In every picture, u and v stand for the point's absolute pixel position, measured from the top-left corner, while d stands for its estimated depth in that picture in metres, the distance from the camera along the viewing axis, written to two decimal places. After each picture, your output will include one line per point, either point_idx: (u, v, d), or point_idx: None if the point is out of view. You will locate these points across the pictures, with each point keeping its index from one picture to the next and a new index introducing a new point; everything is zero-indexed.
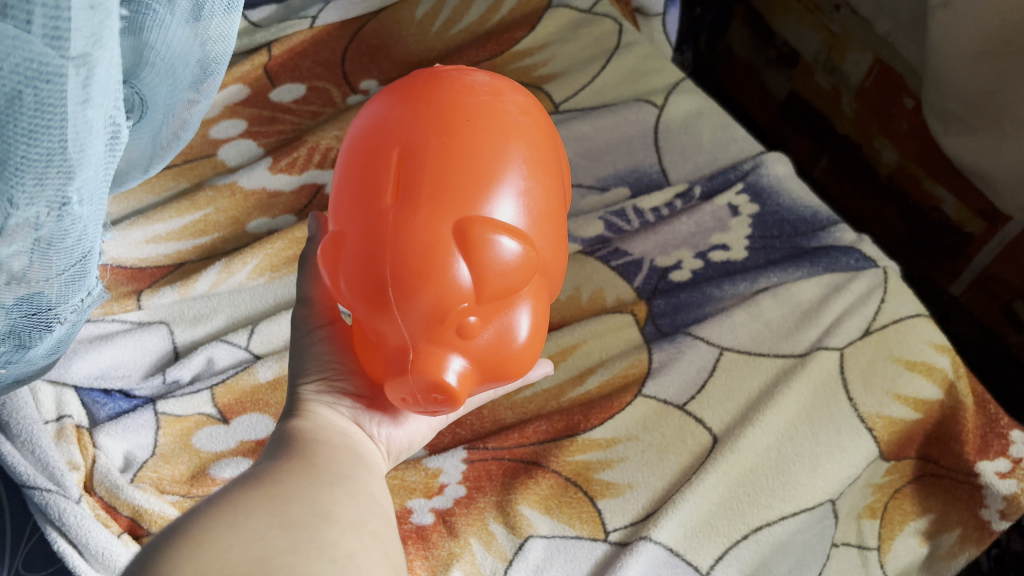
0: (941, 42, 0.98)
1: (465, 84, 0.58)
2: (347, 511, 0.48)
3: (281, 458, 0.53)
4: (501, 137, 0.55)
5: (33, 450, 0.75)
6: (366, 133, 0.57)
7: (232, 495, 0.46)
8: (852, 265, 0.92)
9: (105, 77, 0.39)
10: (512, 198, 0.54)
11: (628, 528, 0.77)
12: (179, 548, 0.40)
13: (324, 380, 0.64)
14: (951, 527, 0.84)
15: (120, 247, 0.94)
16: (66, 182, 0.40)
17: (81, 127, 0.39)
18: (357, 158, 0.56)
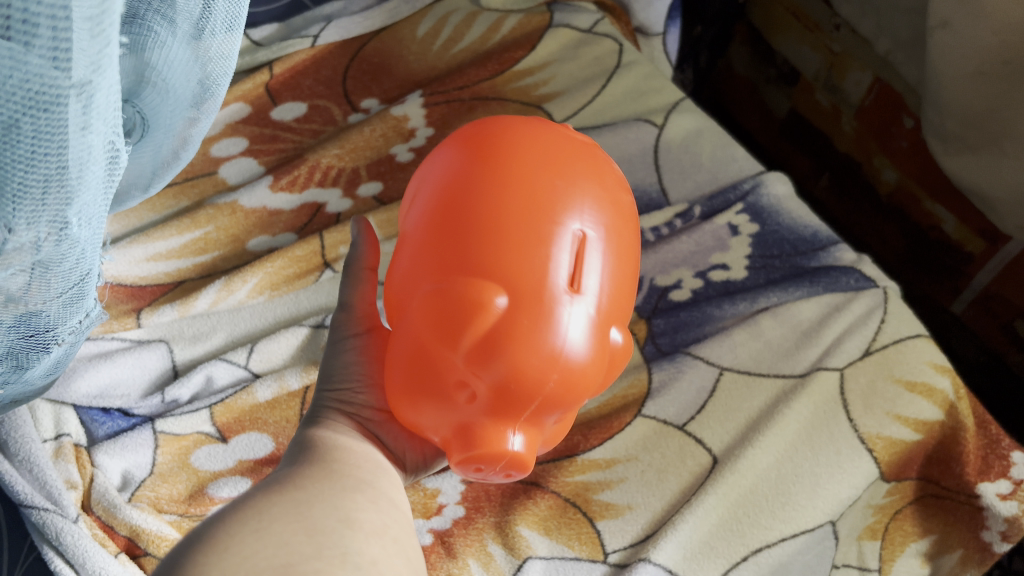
0: (940, 62, 0.98)
1: (605, 169, 0.60)
2: (373, 517, 0.48)
3: (302, 462, 0.53)
4: (627, 240, 0.58)
5: (31, 468, 0.75)
6: (495, 179, 0.55)
7: (257, 499, 0.46)
8: (852, 285, 0.92)
9: (105, 104, 0.39)
10: (624, 301, 0.57)
11: (628, 550, 0.77)
12: (204, 554, 0.41)
13: (347, 393, 0.65)
14: (953, 548, 0.83)
15: (120, 265, 0.94)
16: (64, 207, 0.40)
17: (80, 154, 0.39)
18: (489, 202, 0.54)
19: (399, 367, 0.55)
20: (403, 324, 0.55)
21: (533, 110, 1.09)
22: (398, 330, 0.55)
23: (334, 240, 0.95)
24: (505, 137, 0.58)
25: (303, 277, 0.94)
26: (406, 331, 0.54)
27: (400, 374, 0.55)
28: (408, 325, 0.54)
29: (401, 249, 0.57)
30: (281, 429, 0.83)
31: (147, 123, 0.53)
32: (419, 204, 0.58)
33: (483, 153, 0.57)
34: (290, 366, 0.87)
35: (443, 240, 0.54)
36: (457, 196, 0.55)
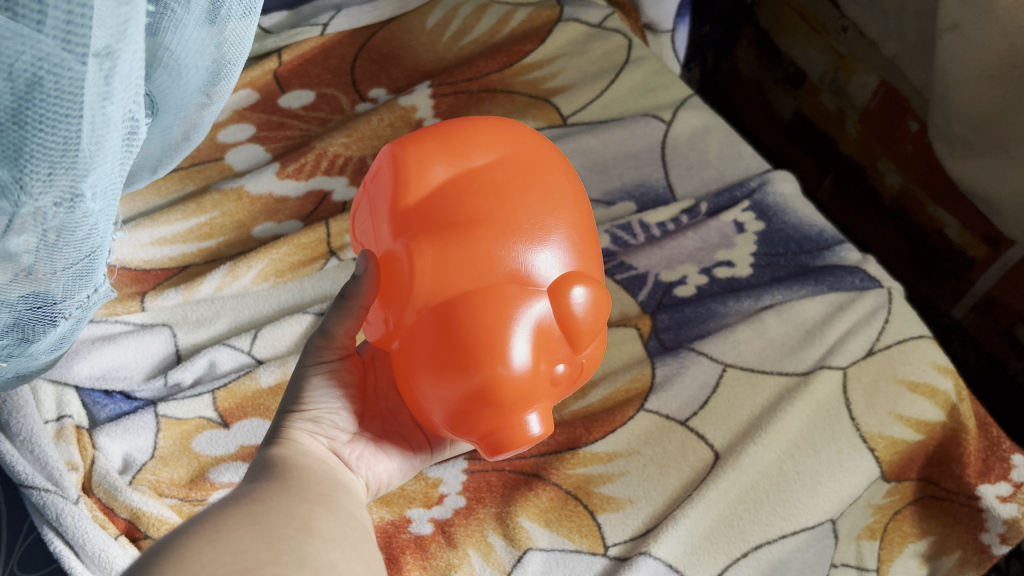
0: (949, 65, 0.98)
1: None
2: (335, 529, 0.48)
3: (258, 480, 0.53)
4: None
5: (32, 449, 0.75)
6: (578, 194, 0.60)
7: (216, 513, 0.46)
8: (857, 285, 0.92)
9: (126, 67, 0.40)
10: None
11: (628, 543, 0.77)
12: (163, 564, 0.41)
13: (313, 413, 0.64)
14: (951, 549, 0.83)
15: (125, 248, 0.94)
16: (80, 175, 0.41)
17: (96, 118, 0.39)
18: (582, 214, 0.59)
19: (498, 336, 0.52)
20: (511, 297, 0.53)
21: (542, 105, 1.09)
22: (493, 300, 0.52)
23: (340, 228, 0.95)
24: (549, 147, 0.61)
25: (308, 264, 0.94)
26: (515, 303, 0.53)
27: (496, 343, 0.52)
28: (520, 301, 0.53)
29: (478, 219, 0.54)
30: None
31: (157, 103, 0.53)
32: (497, 182, 0.56)
33: (557, 158, 0.61)
34: (293, 353, 0.86)
35: (554, 233, 0.56)
36: (553, 191, 0.57)
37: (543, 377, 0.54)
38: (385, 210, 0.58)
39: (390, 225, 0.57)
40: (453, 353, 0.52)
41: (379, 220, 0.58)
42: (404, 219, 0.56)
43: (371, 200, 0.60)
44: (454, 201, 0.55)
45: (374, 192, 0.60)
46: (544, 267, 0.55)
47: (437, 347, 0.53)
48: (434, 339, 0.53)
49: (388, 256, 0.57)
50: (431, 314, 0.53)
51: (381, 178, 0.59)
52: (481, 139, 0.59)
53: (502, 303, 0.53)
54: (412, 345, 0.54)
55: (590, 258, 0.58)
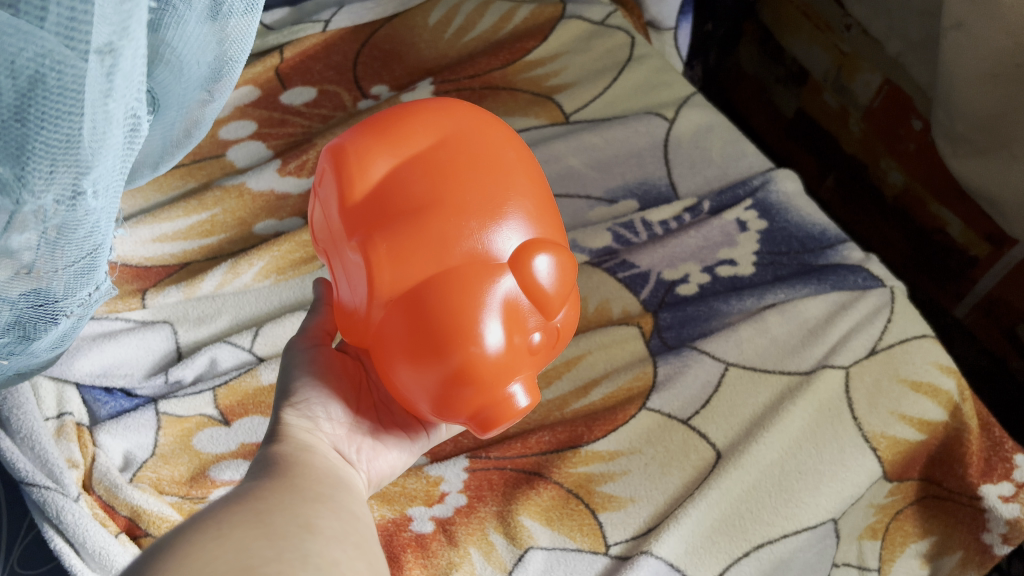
0: (953, 63, 0.98)
1: None
2: (335, 529, 0.48)
3: (262, 476, 0.52)
4: None
5: (33, 446, 0.75)
6: (529, 160, 0.59)
7: (218, 511, 0.46)
8: (860, 284, 0.91)
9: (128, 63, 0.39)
10: None
11: (629, 542, 0.77)
12: (165, 560, 0.40)
13: (306, 408, 0.63)
14: (953, 550, 0.84)
15: (126, 245, 0.93)
16: (82, 174, 0.40)
17: (97, 116, 0.39)
18: (537, 178, 0.59)
19: (467, 318, 0.52)
20: (474, 278, 0.53)
21: (544, 103, 1.09)
22: (458, 285, 0.52)
23: None
24: (488, 117, 0.60)
25: (309, 262, 0.93)
26: (480, 284, 0.53)
27: (466, 327, 0.52)
28: (484, 280, 0.53)
29: (428, 205, 0.54)
30: None
31: (158, 100, 0.53)
32: (441, 165, 0.55)
33: (499, 127, 0.60)
34: None
35: (508, 209, 0.55)
36: (501, 163, 0.57)
37: (520, 349, 0.54)
38: (335, 215, 0.57)
39: (342, 231, 0.56)
40: (423, 344, 0.52)
41: (331, 224, 0.57)
42: (353, 216, 0.55)
43: (321, 204, 0.59)
44: (403, 189, 0.54)
45: (323, 198, 0.58)
46: (503, 245, 0.55)
47: (406, 340, 0.53)
48: (403, 333, 0.53)
49: (347, 260, 0.56)
50: (396, 303, 0.53)
51: (328, 183, 0.58)
52: (418, 121, 0.57)
53: (467, 285, 0.52)
54: (382, 338, 0.54)
55: (549, 224, 0.58)
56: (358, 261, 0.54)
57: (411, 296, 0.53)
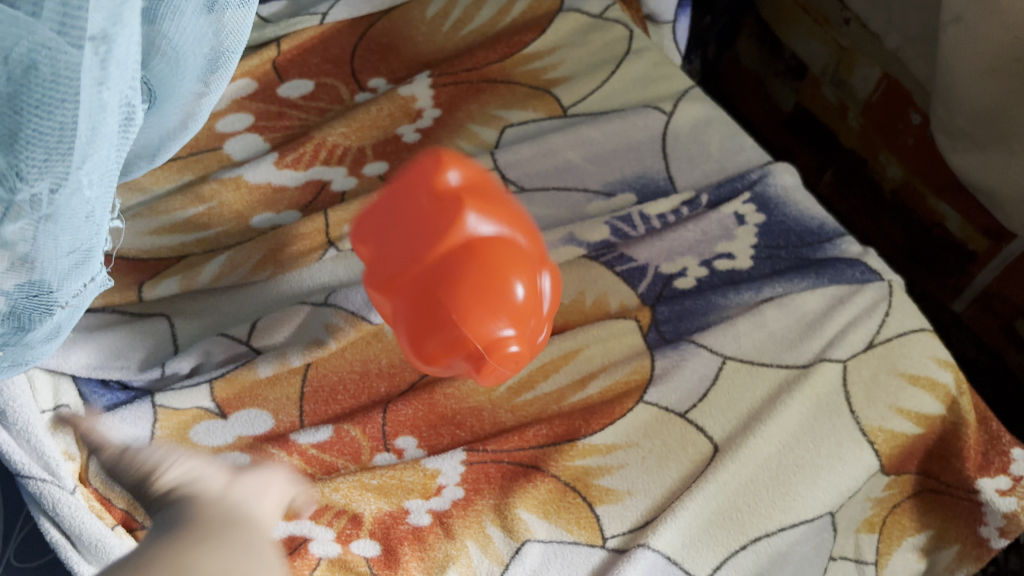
0: (952, 57, 0.98)
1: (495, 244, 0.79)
2: (223, 569, 0.36)
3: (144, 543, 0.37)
4: None
5: (28, 439, 0.74)
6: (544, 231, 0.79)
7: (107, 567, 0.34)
8: (857, 278, 0.91)
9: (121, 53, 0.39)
10: None
11: (626, 536, 0.77)
12: None
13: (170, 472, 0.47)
14: (949, 543, 0.85)
15: (123, 238, 0.93)
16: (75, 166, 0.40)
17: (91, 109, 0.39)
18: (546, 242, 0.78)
19: (502, 279, 0.67)
20: (514, 251, 0.69)
21: (542, 96, 1.08)
22: (502, 253, 0.68)
23: (339, 218, 0.94)
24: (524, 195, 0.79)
25: (307, 255, 0.92)
26: (517, 257, 0.69)
27: (501, 283, 0.67)
28: (522, 257, 0.69)
29: (507, 214, 0.71)
30: (282, 406, 0.83)
31: (153, 92, 0.52)
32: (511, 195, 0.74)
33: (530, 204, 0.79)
34: (291, 345, 0.86)
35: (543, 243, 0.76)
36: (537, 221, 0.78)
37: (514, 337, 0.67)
38: (411, 197, 0.69)
39: (422, 206, 0.68)
40: (477, 292, 0.66)
41: (412, 203, 0.69)
42: (450, 197, 0.69)
43: (388, 201, 0.70)
44: (490, 199, 0.70)
45: (393, 191, 0.70)
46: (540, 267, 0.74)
47: (466, 289, 0.66)
48: (460, 281, 0.66)
49: (416, 232, 0.68)
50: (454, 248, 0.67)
51: (410, 184, 0.69)
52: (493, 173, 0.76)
53: (509, 254, 0.68)
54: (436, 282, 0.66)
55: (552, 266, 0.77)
56: (442, 230, 0.67)
57: (478, 255, 0.67)
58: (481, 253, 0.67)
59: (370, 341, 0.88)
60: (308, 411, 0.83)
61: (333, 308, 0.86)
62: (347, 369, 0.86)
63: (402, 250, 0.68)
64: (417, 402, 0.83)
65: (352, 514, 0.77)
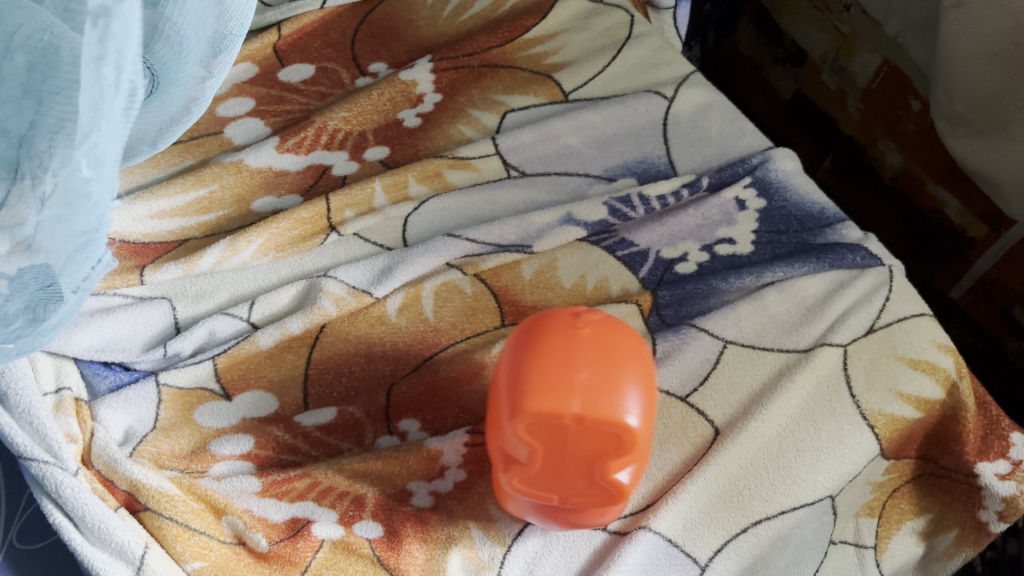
0: (952, 43, 0.98)
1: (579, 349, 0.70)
2: None
3: None
4: None
5: (31, 421, 0.75)
6: None
7: None
8: (858, 262, 0.91)
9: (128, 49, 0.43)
10: None
11: (627, 519, 0.78)
12: None
13: None
14: (949, 528, 0.86)
15: (124, 221, 0.93)
16: (80, 154, 0.44)
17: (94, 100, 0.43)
18: None
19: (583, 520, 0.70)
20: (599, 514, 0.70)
21: (543, 81, 1.08)
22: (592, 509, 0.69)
23: (341, 203, 0.95)
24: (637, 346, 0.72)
25: (308, 240, 0.93)
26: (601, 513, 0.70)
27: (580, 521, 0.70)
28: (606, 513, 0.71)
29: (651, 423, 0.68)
30: (285, 387, 0.84)
31: (156, 75, 0.52)
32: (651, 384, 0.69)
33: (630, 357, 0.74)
34: (291, 315, 0.87)
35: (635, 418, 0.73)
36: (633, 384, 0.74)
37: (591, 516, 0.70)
38: (583, 458, 0.64)
39: (615, 444, 0.63)
40: (584, 520, 0.71)
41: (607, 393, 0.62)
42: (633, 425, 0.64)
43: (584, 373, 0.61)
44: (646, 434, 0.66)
45: (578, 424, 0.61)
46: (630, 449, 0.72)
47: (598, 508, 0.69)
48: (578, 516, 0.70)
49: (578, 492, 0.66)
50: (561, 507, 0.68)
51: (593, 385, 0.61)
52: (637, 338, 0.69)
53: (598, 510, 0.70)
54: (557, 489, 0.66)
55: None
56: (602, 475, 0.64)
57: (584, 520, 0.71)
58: (603, 518, 0.71)
59: (372, 323, 0.87)
60: (313, 393, 0.84)
61: (333, 281, 0.88)
62: (350, 351, 0.86)
63: (528, 510, 0.70)
64: (417, 382, 0.84)
65: (355, 495, 0.77)
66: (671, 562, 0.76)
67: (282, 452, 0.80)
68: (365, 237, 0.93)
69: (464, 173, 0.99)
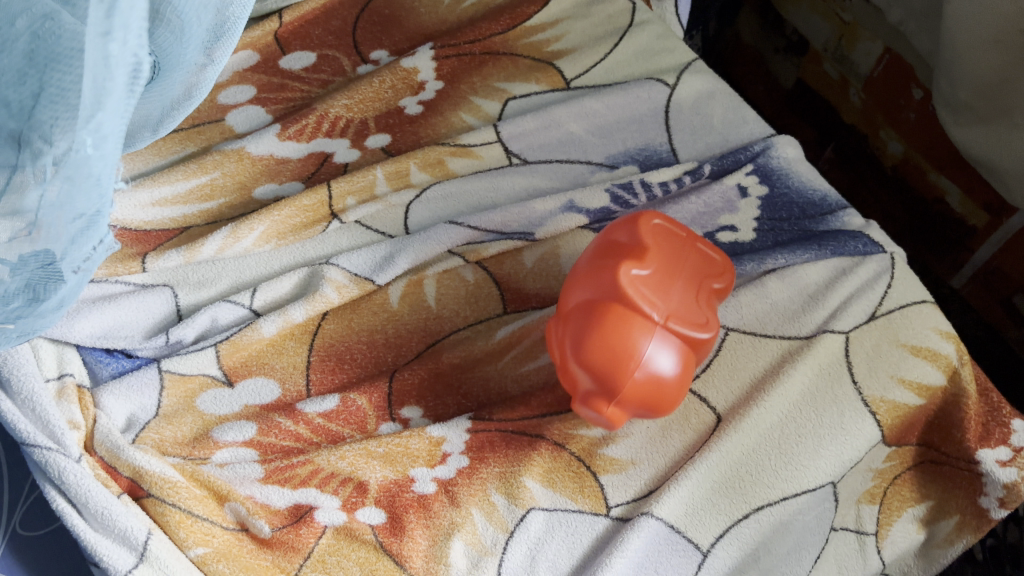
0: (956, 30, 0.97)
1: None
2: None
3: None
4: None
5: (33, 407, 0.75)
6: None
7: None
8: (860, 250, 0.90)
9: (133, 24, 0.44)
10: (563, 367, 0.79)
11: (629, 505, 0.78)
12: None
13: None
14: (950, 514, 0.86)
15: (126, 209, 0.93)
16: (84, 131, 0.44)
17: (98, 76, 0.43)
18: None
19: (652, 371, 0.70)
20: (662, 382, 0.71)
21: (545, 69, 1.08)
22: (659, 361, 0.70)
23: (343, 190, 0.94)
24: None
25: (310, 227, 0.93)
26: (664, 379, 0.71)
27: (648, 370, 0.70)
28: (668, 385, 0.71)
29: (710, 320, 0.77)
30: (288, 375, 0.84)
31: (161, 68, 0.52)
32: None
33: None
34: (292, 301, 0.88)
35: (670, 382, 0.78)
36: None
37: (659, 377, 0.71)
38: (695, 277, 0.75)
39: (710, 267, 0.77)
40: (650, 396, 0.71)
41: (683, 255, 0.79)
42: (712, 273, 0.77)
43: None
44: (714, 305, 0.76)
45: (692, 249, 0.76)
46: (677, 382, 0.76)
47: (672, 372, 0.71)
48: (653, 376, 0.71)
49: (685, 312, 0.72)
50: (647, 331, 0.70)
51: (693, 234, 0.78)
52: None
53: (664, 368, 0.71)
54: (656, 296, 0.71)
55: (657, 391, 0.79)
56: (700, 294, 0.74)
57: (652, 390, 0.71)
58: (668, 398, 0.72)
59: (375, 311, 0.88)
60: (316, 380, 0.84)
61: (334, 268, 0.87)
62: (353, 339, 0.86)
63: (607, 350, 0.70)
64: (419, 368, 0.84)
65: (358, 481, 0.77)
66: (672, 548, 0.76)
67: (285, 438, 0.79)
68: (368, 225, 0.93)
69: (466, 161, 0.99)
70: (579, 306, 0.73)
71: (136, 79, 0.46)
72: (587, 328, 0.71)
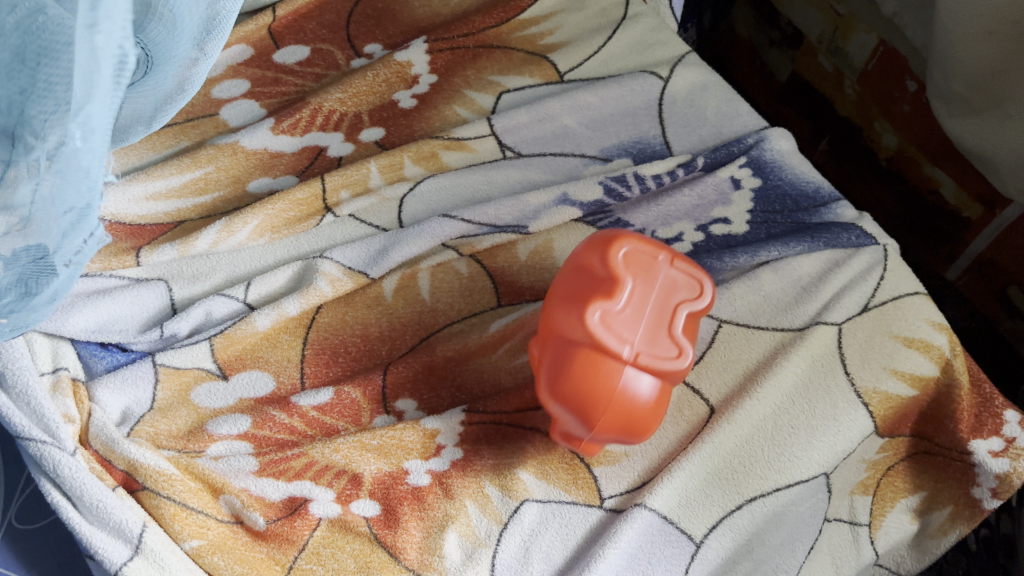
0: (949, 22, 0.98)
1: None
2: None
3: None
4: None
5: (28, 401, 0.75)
6: None
7: None
8: (853, 241, 0.91)
9: (120, 17, 0.44)
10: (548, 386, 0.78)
11: (623, 496, 0.78)
12: None
13: None
14: (943, 505, 0.87)
15: (120, 203, 0.93)
16: (74, 124, 0.45)
17: (87, 71, 0.44)
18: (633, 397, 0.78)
19: (625, 408, 0.69)
20: (639, 411, 0.70)
21: (538, 62, 1.08)
22: (635, 391, 0.69)
23: (336, 184, 0.94)
24: None
25: (304, 221, 0.93)
26: (640, 409, 0.70)
27: (622, 405, 0.69)
28: (644, 416, 0.70)
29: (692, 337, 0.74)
30: (282, 368, 0.84)
31: (151, 61, 0.52)
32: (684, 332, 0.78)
33: None
34: (287, 294, 0.88)
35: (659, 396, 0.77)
36: None
37: (633, 409, 0.70)
38: (671, 299, 0.72)
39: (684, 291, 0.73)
40: (629, 425, 0.70)
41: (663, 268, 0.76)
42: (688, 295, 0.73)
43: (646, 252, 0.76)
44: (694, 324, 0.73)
45: (669, 270, 0.74)
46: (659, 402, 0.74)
47: (647, 400, 0.70)
48: (626, 410, 0.69)
49: (656, 345, 0.70)
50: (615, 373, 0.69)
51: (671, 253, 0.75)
52: None
53: (638, 399, 0.70)
54: (625, 333, 0.69)
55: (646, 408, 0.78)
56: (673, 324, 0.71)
57: (628, 420, 0.70)
58: (647, 425, 0.71)
59: (369, 304, 0.88)
60: (310, 373, 0.85)
61: (329, 262, 0.87)
62: (347, 332, 0.86)
63: (579, 390, 0.69)
64: (413, 361, 0.84)
65: (352, 474, 0.77)
66: (666, 539, 0.77)
67: (279, 431, 0.80)
68: (361, 219, 0.93)
69: (460, 154, 0.99)
70: (553, 337, 0.71)
71: (122, 71, 0.46)
72: (561, 364, 0.70)
